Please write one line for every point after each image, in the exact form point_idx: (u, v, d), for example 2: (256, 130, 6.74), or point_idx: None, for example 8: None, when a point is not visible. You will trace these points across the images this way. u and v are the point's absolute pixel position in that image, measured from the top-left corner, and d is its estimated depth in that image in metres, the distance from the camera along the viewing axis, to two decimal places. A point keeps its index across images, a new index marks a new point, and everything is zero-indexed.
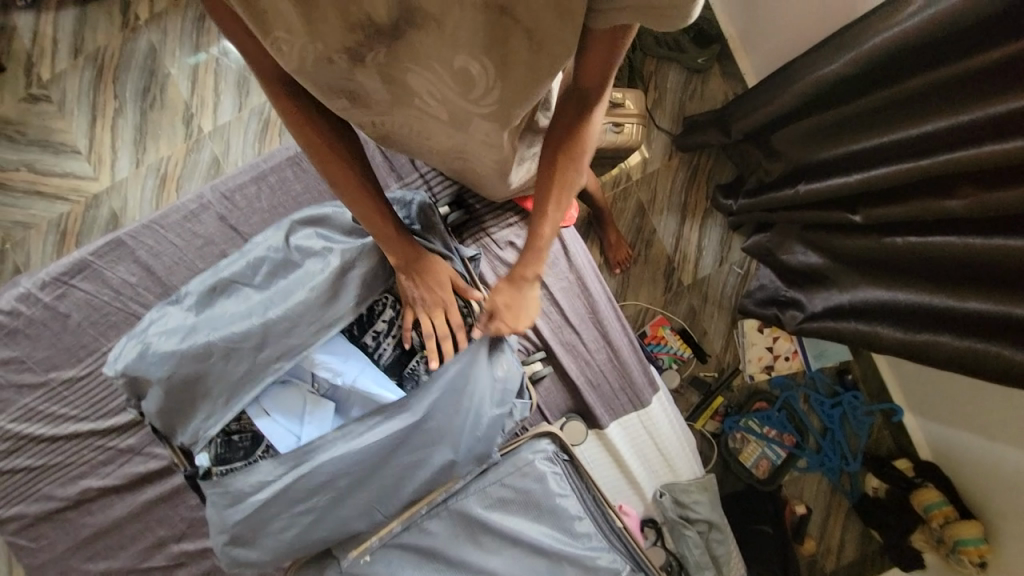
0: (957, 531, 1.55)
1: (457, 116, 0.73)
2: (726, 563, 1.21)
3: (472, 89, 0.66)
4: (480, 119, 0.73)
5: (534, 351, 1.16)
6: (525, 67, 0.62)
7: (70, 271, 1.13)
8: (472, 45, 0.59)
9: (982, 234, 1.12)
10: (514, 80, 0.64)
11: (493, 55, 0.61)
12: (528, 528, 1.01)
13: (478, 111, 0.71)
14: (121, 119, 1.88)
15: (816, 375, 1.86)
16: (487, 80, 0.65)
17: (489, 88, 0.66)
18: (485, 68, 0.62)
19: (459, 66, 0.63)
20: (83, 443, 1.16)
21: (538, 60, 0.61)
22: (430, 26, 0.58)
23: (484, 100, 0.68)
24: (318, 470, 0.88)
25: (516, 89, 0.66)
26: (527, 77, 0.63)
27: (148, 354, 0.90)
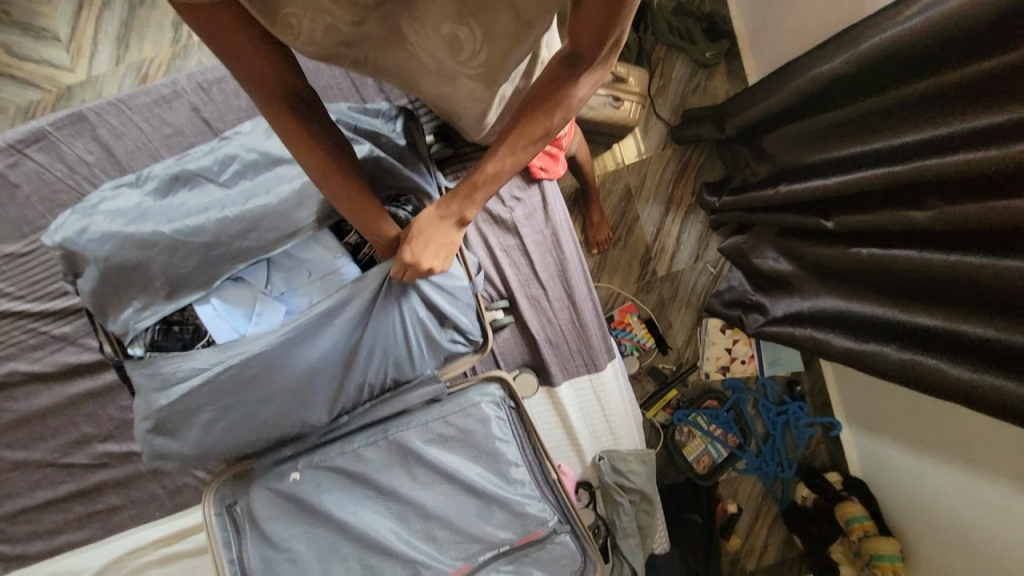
0: (875, 546, 1.64)
1: (444, 77, 0.71)
2: (651, 533, 1.23)
3: (461, 52, 0.65)
4: (467, 79, 0.71)
5: (498, 299, 1.15)
6: (513, 35, 0.62)
7: (25, 139, 1.07)
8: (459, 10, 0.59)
9: (936, 248, 1.18)
10: (501, 44, 0.64)
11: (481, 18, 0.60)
12: (464, 468, 1.01)
13: (467, 74, 0.69)
14: (108, 13, 1.78)
15: (767, 382, 1.91)
16: (474, 45, 0.63)
17: (476, 52, 0.65)
18: (473, 33, 0.62)
19: (446, 32, 0.62)
20: (14, 323, 1.11)
21: (524, 30, 0.61)
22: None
23: (472, 64, 0.67)
24: (250, 374, 0.85)
25: (503, 55, 0.65)
26: (511, 43, 0.63)
27: (92, 231, 0.86)
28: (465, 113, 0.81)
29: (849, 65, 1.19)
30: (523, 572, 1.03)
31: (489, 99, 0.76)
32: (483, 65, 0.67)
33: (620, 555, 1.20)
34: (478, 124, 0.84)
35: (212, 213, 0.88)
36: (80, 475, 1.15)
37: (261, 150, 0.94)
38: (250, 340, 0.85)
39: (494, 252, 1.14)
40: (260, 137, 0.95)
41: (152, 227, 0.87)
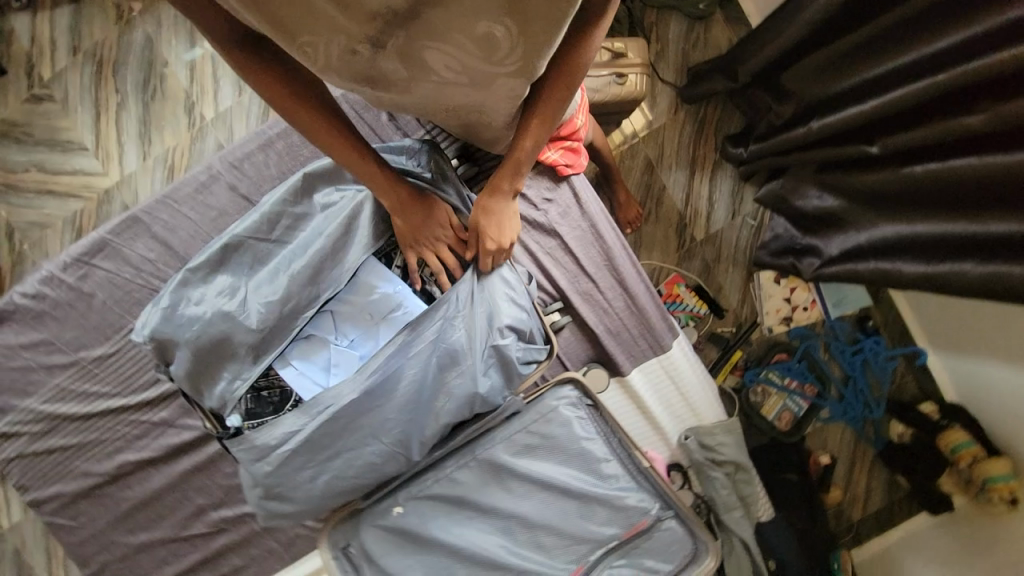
0: (986, 470, 1.55)
1: (479, 82, 0.74)
2: (754, 502, 1.21)
3: (496, 51, 0.68)
4: (504, 78, 0.73)
5: (552, 301, 1.15)
6: (543, 23, 0.63)
7: (89, 251, 1.15)
8: (494, 9, 0.62)
9: (997, 151, 1.08)
10: (536, 39, 0.66)
11: (515, 14, 0.63)
12: (557, 473, 1.02)
13: (501, 72, 0.71)
14: (125, 113, 1.89)
15: (836, 324, 1.83)
16: (510, 42, 0.66)
17: (512, 49, 0.67)
18: (509, 30, 0.65)
19: (482, 32, 0.65)
20: (117, 419, 1.20)
21: (553, 15, 0.62)
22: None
23: (507, 60, 0.69)
24: (344, 422, 0.88)
25: (537, 49, 0.67)
26: (545, 33, 0.65)
27: (175, 319, 0.91)
28: (497, 115, 0.83)
29: None
30: (636, 564, 1.02)
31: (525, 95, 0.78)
32: (520, 60, 0.69)
33: (727, 529, 1.18)
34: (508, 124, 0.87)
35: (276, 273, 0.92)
36: (203, 543, 1.23)
37: (306, 205, 0.97)
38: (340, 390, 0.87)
39: (538, 256, 1.14)
40: (298, 194, 0.97)
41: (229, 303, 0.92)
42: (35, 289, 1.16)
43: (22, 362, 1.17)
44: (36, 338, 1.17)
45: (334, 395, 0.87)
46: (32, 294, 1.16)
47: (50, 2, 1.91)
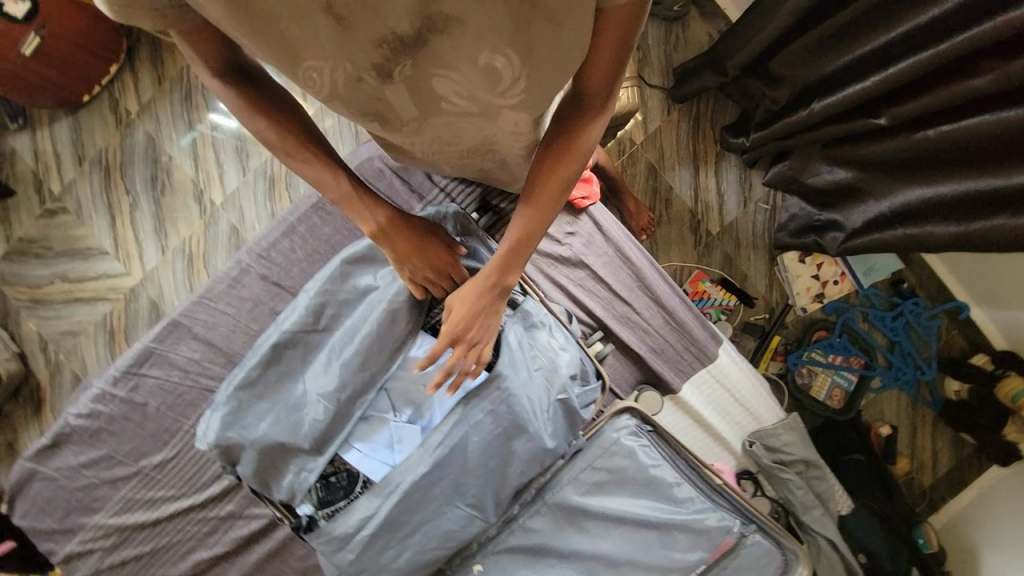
0: None
1: (486, 111, 0.67)
2: (831, 497, 1.18)
3: (500, 82, 0.60)
4: (508, 109, 0.67)
5: (592, 331, 1.15)
6: (550, 55, 0.55)
7: (137, 362, 1.18)
8: (494, 40, 0.53)
9: (1011, 105, 1.07)
10: (541, 69, 0.58)
11: (518, 45, 0.54)
12: (631, 506, 1.01)
13: (508, 103, 0.65)
14: (137, 212, 1.94)
15: (869, 292, 1.78)
16: (514, 71, 0.58)
17: (517, 78, 0.59)
18: (511, 60, 0.56)
19: (484, 64, 0.56)
20: (186, 519, 1.21)
21: (559, 48, 0.54)
22: (453, 28, 0.51)
23: (512, 91, 0.62)
24: (417, 496, 0.89)
25: (543, 78, 0.59)
26: (552, 65, 0.57)
27: (239, 421, 0.93)
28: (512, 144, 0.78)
29: None
30: None
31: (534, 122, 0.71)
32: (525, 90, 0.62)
33: (810, 531, 1.15)
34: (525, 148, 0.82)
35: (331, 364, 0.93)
36: None
37: (346, 290, 0.98)
38: (413, 458, 0.90)
39: (570, 290, 1.14)
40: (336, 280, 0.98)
41: (289, 398, 0.94)
42: (89, 408, 1.18)
43: (86, 481, 1.19)
44: (96, 454, 1.19)
45: (404, 471, 0.90)
46: (87, 413, 1.18)
47: (50, 118, 1.98)
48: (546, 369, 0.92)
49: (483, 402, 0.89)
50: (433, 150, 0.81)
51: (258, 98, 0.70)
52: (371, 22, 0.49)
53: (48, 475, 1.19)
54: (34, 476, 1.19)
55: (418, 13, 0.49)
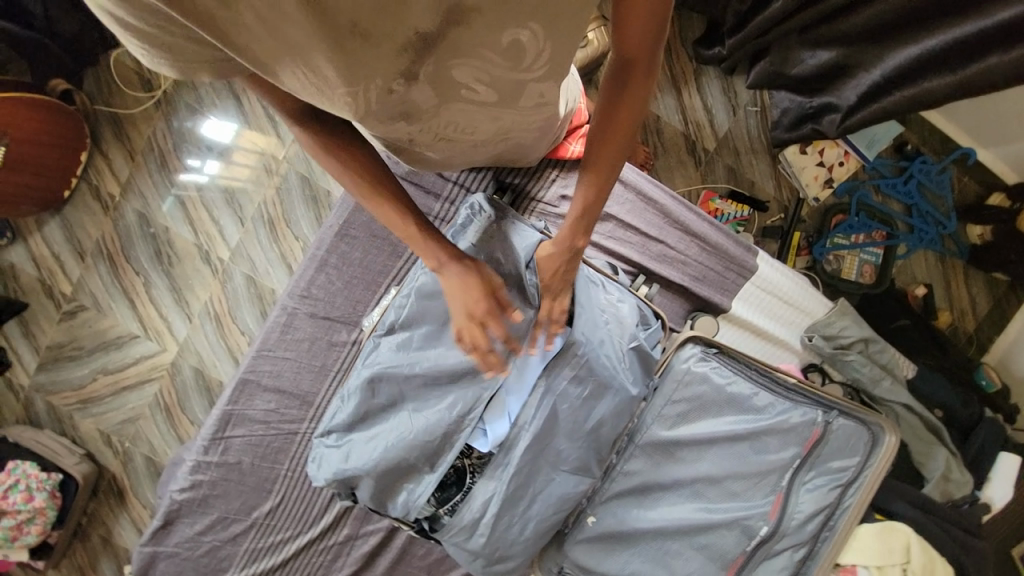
0: None
1: (507, 92, 0.64)
2: (895, 366, 1.24)
3: (524, 58, 0.58)
4: (534, 83, 0.64)
5: (635, 276, 1.18)
6: (574, 15, 0.53)
7: (219, 427, 1.22)
8: (516, 17, 0.51)
9: None
10: (563, 31, 0.55)
11: (540, 16, 0.52)
12: (718, 425, 1.07)
13: (531, 78, 0.62)
14: (152, 289, 1.96)
15: (877, 165, 1.77)
16: (537, 44, 0.56)
17: (540, 51, 0.57)
18: (535, 32, 0.54)
19: (507, 42, 0.54)
20: (310, 553, 1.27)
21: (579, 3, 0.52)
22: (473, 18, 0.50)
23: (536, 65, 0.60)
24: (527, 469, 0.95)
25: (565, 40, 0.57)
26: (575, 21, 0.54)
27: (344, 466, 0.96)
28: (528, 123, 0.77)
29: None
30: (825, 471, 1.06)
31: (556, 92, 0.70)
32: (549, 61, 0.60)
33: (885, 401, 1.22)
34: (538, 127, 0.81)
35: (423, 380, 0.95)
36: None
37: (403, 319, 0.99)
38: (512, 438, 0.95)
39: (604, 244, 1.17)
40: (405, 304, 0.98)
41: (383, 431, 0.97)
42: (191, 479, 1.24)
43: (209, 545, 1.26)
44: (211, 519, 1.25)
45: (509, 449, 0.95)
46: (190, 484, 1.24)
47: (37, 223, 1.98)
48: (614, 322, 0.96)
49: (563, 366, 0.95)
50: (450, 147, 0.79)
51: (338, 145, 0.76)
52: (393, 27, 0.48)
53: (170, 552, 1.26)
54: (157, 556, 1.26)
55: (441, 7, 0.48)
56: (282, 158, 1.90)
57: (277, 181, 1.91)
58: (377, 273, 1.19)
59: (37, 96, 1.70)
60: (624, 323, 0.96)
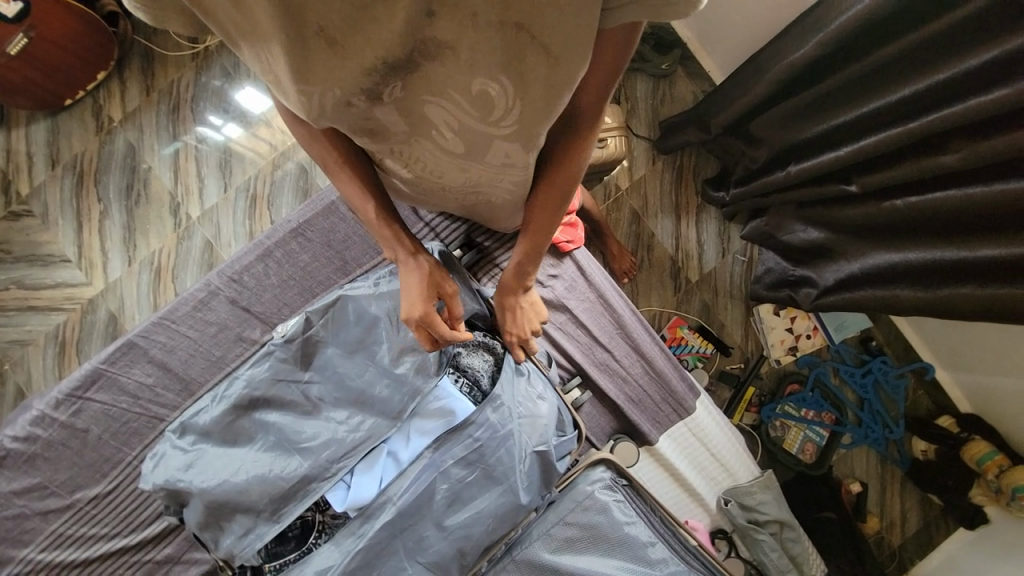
0: (1013, 479, 1.47)
1: (475, 145, 0.67)
2: (804, 561, 1.18)
3: (491, 111, 0.59)
4: (501, 141, 0.65)
5: (570, 377, 1.13)
6: (546, 84, 0.53)
7: (83, 385, 1.09)
8: (488, 66, 0.52)
9: (956, 184, 1.14)
10: (536, 98, 0.55)
11: (512, 74, 0.52)
12: (602, 566, 0.96)
13: (499, 134, 0.63)
14: (107, 221, 1.86)
15: (840, 348, 1.78)
16: (506, 102, 0.57)
17: (509, 108, 0.58)
18: (505, 88, 0.55)
19: (477, 90, 0.56)
20: (118, 562, 1.08)
21: (554, 76, 0.51)
22: (446, 55, 0.51)
23: (504, 121, 0.60)
24: (381, 547, 0.84)
25: (538, 107, 0.57)
26: (548, 94, 0.54)
27: (183, 478, 0.84)
28: (498, 183, 0.77)
29: (823, 46, 1.18)
30: None
31: (525, 159, 0.69)
32: (519, 122, 0.60)
33: None
34: (510, 192, 0.81)
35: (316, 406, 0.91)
36: None
37: (313, 344, 0.92)
38: (374, 507, 0.85)
39: (551, 334, 1.12)
40: (321, 321, 0.93)
41: (244, 455, 0.87)
42: (24, 432, 1.07)
43: (14, 512, 1.06)
44: (26, 484, 1.07)
45: (371, 518, 0.85)
46: (21, 437, 1.07)
47: (25, 118, 1.90)
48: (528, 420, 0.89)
49: (458, 447, 0.86)
50: (424, 185, 0.82)
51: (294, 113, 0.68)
52: (361, 47, 0.49)
53: None
54: None
55: (409, 37, 0.48)
56: (291, 145, 1.90)
57: (276, 163, 1.90)
58: (318, 282, 1.14)
59: (85, 12, 1.71)
60: (540, 426, 0.89)
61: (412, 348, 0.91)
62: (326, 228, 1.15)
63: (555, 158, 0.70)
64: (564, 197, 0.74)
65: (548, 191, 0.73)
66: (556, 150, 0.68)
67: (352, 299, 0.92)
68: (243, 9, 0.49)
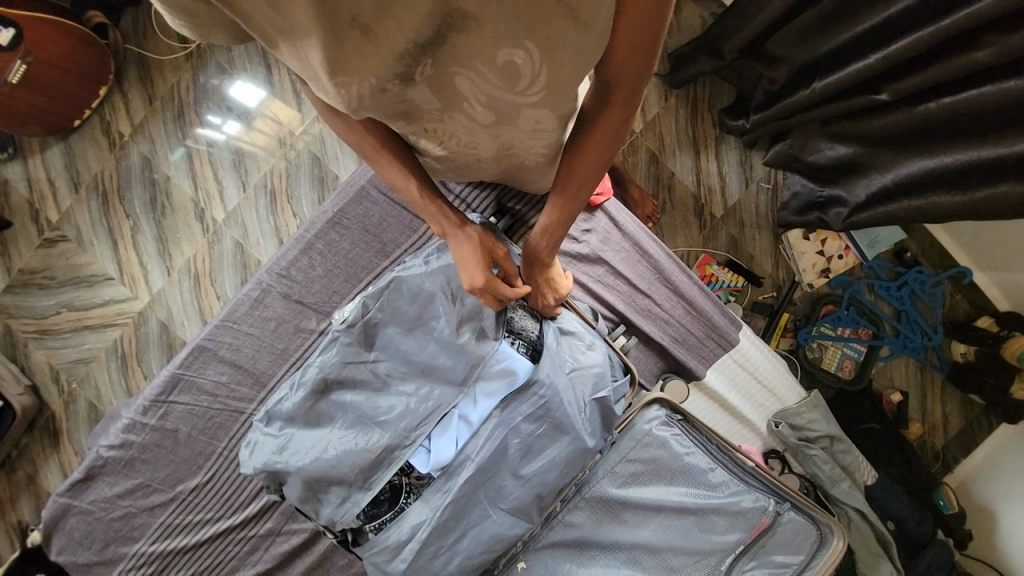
0: None
1: (504, 114, 0.67)
2: (856, 469, 1.23)
3: (520, 79, 0.58)
4: (529, 108, 0.64)
5: (615, 326, 1.16)
6: (573, 47, 0.51)
7: (165, 390, 1.18)
8: (511, 36, 0.51)
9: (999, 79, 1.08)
10: (564, 61, 0.54)
11: (536, 38, 0.51)
12: (668, 494, 1.04)
13: (527, 102, 0.63)
14: (139, 235, 1.92)
15: (875, 264, 1.77)
16: (533, 67, 0.55)
17: (536, 75, 0.57)
18: (531, 55, 0.53)
19: (503, 60, 0.55)
20: (226, 540, 1.20)
21: (585, 40, 0.50)
22: (472, 27, 0.50)
23: (532, 89, 0.60)
24: (465, 500, 0.92)
25: (565, 71, 0.56)
26: (573, 57, 0.53)
27: (278, 460, 0.92)
28: (531, 146, 0.77)
29: None
30: (768, 564, 1.04)
31: (554, 124, 0.69)
32: (546, 88, 0.59)
33: (839, 503, 1.21)
34: (544, 154, 0.81)
35: (385, 382, 0.97)
36: None
37: (371, 327, 0.97)
38: (455, 465, 0.93)
39: (591, 287, 1.15)
40: (376, 304, 0.97)
41: (329, 434, 0.95)
42: (121, 438, 1.18)
43: (123, 511, 1.19)
44: (132, 483, 1.19)
45: (453, 474, 0.92)
46: (119, 443, 1.18)
47: (40, 145, 1.94)
48: (581, 371, 0.94)
49: (524, 404, 0.92)
50: (458, 160, 0.84)
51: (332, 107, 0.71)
52: (392, 34, 0.49)
53: (83, 509, 1.18)
54: (69, 511, 1.18)
55: (438, 14, 0.48)
56: (299, 134, 1.90)
57: (287, 155, 1.90)
58: (361, 267, 1.18)
59: (69, 23, 1.68)
60: (595, 374, 0.95)
61: (467, 318, 0.96)
62: (361, 213, 1.18)
63: (587, 136, 0.67)
64: (601, 169, 0.72)
65: (581, 167, 0.71)
66: (586, 119, 0.66)
67: (403, 277, 0.96)
68: (276, 10, 0.49)
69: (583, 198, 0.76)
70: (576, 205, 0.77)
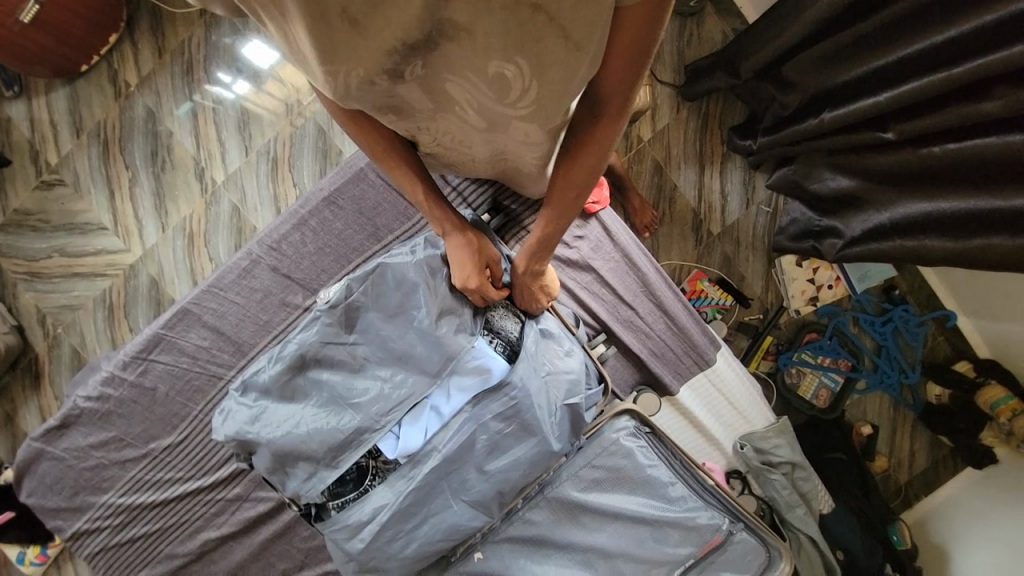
0: None
1: (495, 122, 0.68)
2: (813, 497, 1.27)
3: (509, 92, 0.59)
4: (518, 121, 0.66)
5: (596, 333, 1.18)
6: (563, 67, 0.52)
7: (146, 348, 1.19)
8: (502, 49, 0.52)
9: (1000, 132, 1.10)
10: (552, 81, 0.55)
11: (526, 55, 0.52)
12: (626, 503, 1.06)
13: (517, 115, 0.64)
14: (137, 187, 1.91)
15: (862, 298, 1.79)
16: (522, 82, 0.57)
17: (525, 89, 0.58)
18: (520, 69, 0.54)
19: (494, 72, 0.56)
20: (194, 500, 1.23)
21: (574, 61, 0.51)
22: (462, 37, 0.51)
23: (521, 103, 0.61)
24: (428, 488, 0.94)
25: (554, 89, 0.57)
26: (564, 74, 0.54)
27: (250, 431, 0.94)
28: (523, 155, 0.78)
29: None
30: None
31: (543, 137, 0.70)
32: (535, 103, 0.60)
33: (793, 528, 1.24)
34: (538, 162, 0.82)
35: (362, 365, 0.99)
36: None
37: (354, 310, 0.98)
38: (422, 454, 0.95)
39: (577, 293, 1.16)
40: (361, 288, 0.98)
41: (302, 410, 0.96)
42: (98, 390, 1.19)
43: (95, 462, 1.20)
44: (106, 436, 1.20)
45: (419, 463, 0.94)
46: (96, 395, 1.19)
47: (45, 87, 1.92)
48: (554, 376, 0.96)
49: (495, 402, 0.94)
50: (452, 157, 0.84)
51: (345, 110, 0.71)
52: (382, 32, 0.50)
53: (55, 455, 1.20)
54: (41, 455, 1.20)
55: (428, 19, 0.48)
56: (307, 105, 1.89)
57: (293, 124, 1.89)
58: (352, 249, 1.19)
59: None
60: (568, 380, 0.96)
61: (448, 311, 0.97)
62: (357, 194, 1.18)
63: (576, 149, 0.69)
64: (587, 186, 0.73)
65: (569, 178, 0.72)
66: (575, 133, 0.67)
67: (391, 265, 0.97)
68: None
69: (570, 210, 0.78)
70: (564, 216, 0.79)
